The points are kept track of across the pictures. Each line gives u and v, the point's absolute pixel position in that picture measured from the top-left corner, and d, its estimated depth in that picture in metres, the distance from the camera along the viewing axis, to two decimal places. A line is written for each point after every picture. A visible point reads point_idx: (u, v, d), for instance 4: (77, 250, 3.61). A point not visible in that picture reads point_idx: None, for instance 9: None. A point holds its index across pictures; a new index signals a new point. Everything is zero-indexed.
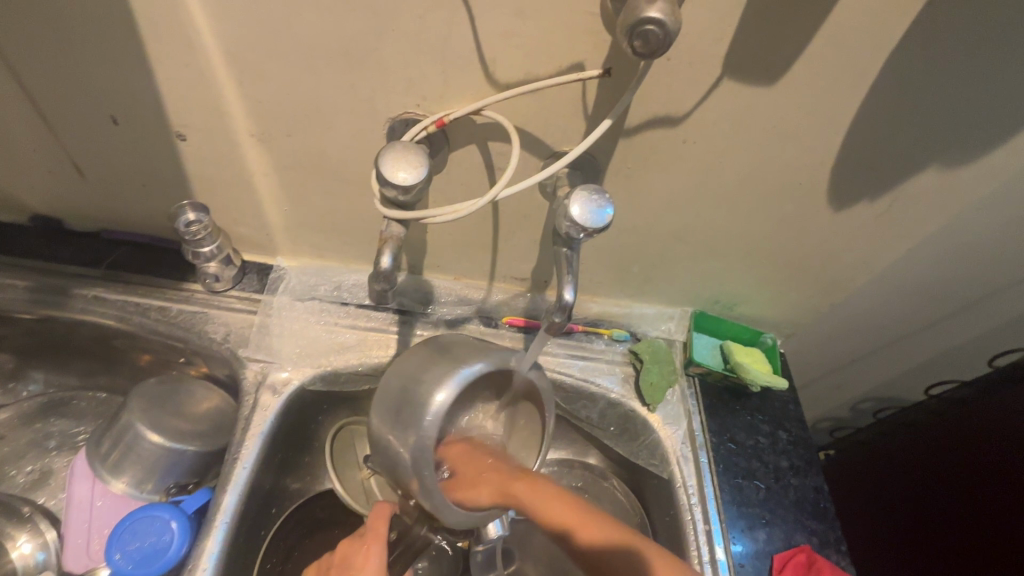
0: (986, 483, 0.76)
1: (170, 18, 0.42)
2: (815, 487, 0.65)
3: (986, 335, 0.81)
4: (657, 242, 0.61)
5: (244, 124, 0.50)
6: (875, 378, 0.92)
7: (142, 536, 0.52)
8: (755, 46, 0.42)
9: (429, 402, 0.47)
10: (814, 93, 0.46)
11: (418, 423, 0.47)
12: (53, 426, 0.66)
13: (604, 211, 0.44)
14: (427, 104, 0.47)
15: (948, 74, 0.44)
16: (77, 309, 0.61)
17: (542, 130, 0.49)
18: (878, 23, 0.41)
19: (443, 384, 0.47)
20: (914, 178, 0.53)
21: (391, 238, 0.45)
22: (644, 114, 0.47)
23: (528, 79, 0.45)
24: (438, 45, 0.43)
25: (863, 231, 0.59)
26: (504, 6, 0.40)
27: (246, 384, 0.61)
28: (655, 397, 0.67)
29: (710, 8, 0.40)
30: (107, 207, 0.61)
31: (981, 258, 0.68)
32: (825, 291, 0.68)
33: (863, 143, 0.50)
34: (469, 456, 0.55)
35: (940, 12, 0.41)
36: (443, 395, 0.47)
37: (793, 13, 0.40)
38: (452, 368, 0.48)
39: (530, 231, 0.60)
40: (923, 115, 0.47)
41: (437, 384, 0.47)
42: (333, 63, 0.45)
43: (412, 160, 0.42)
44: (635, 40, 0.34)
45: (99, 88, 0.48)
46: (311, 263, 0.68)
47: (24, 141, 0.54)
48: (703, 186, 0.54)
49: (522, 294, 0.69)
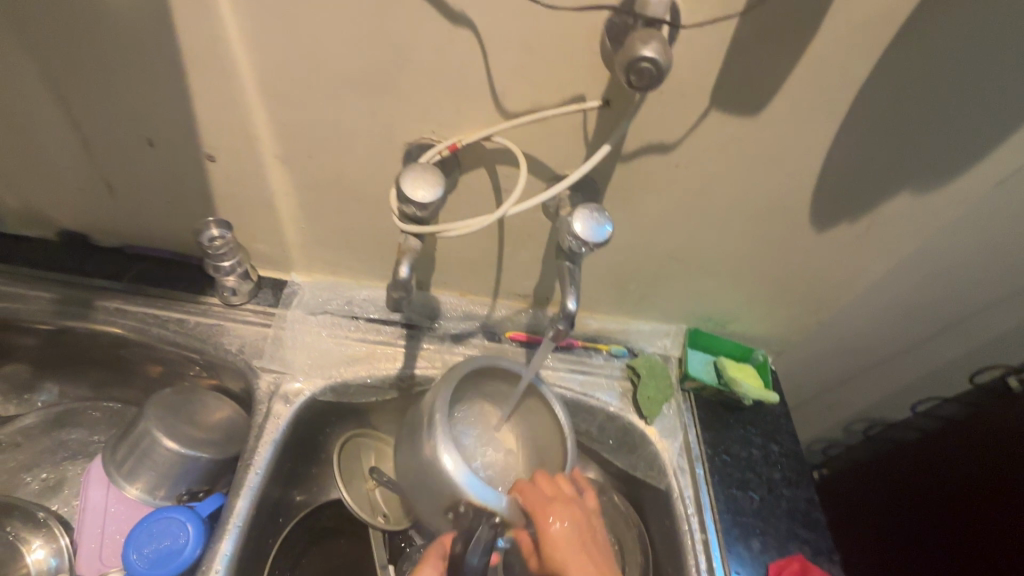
0: (975, 498, 0.78)
1: (211, 51, 0.47)
2: (808, 499, 0.68)
3: (969, 354, 0.84)
4: (653, 260, 0.65)
5: (270, 147, 0.54)
6: (866, 397, 0.95)
7: (159, 537, 0.54)
8: (738, 82, 0.47)
9: (446, 469, 0.54)
10: (792, 124, 0.50)
11: (455, 485, 0.54)
12: (67, 436, 0.68)
13: (604, 228, 0.48)
14: (441, 130, 0.52)
15: (911, 108, 0.50)
16: (100, 320, 0.63)
17: (546, 155, 0.53)
18: (845, 63, 0.46)
19: (440, 451, 0.54)
20: (890, 201, 0.58)
21: (409, 251, 0.49)
22: (639, 141, 0.52)
23: (533, 109, 0.49)
24: (454, 78, 0.47)
25: (845, 251, 0.63)
26: (514, 44, 0.45)
27: (259, 393, 0.63)
28: (652, 409, 0.70)
29: (697, 49, 0.45)
30: (132, 223, 0.65)
31: (959, 279, 0.72)
32: (812, 310, 0.72)
33: (839, 169, 0.54)
34: (561, 492, 0.58)
35: (899, 54, 0.46)
36: (448, 456, 0.54)
37: (770, 53, 0.45)
38: (431, 434, 0.55)
39: (532, 249, 0.63)
40: (891, 143, 0.52)
41: (438, 449, 0.55)
42: (357, 93, 0.49)
43: (429, 179, 0.45)
44: (631, 74, 0.38)
45: (138, 113, 0.52)
46: (324, 279, 0.71)
47: (62, 160, 0.58)
48: (694, 208, 0.58)
49: (524, 310, 0.72)
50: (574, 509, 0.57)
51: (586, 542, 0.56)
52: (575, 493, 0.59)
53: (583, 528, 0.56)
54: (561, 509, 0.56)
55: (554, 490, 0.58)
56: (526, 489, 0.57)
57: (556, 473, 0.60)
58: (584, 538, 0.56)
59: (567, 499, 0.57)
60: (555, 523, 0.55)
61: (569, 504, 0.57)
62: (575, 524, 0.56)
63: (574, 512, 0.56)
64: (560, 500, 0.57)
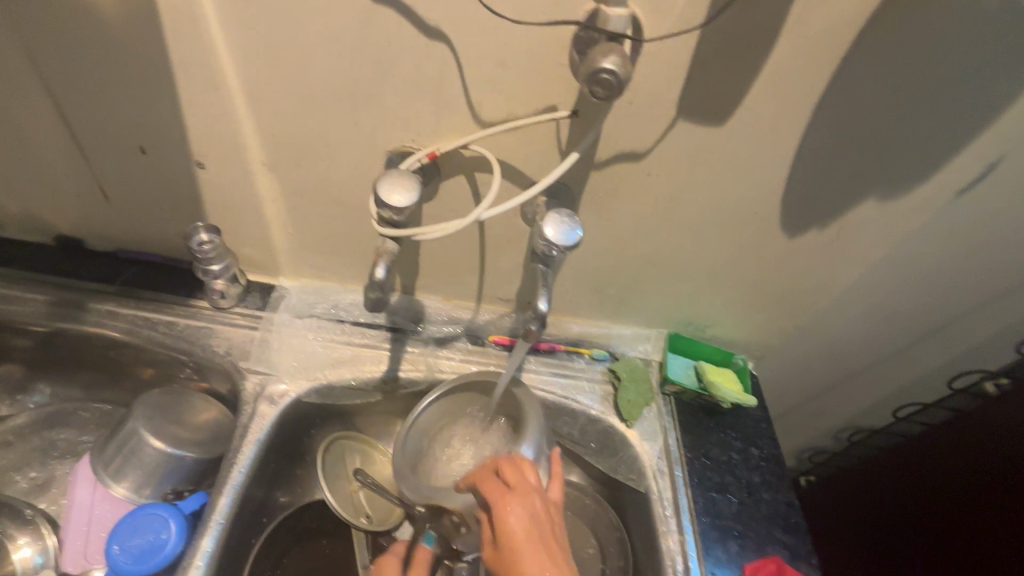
0: (956, 506, 0.79)
1: (200, 64, 0.49)
2: (787, 502, 0.68)
3: (950, 361, 0.85)
4: (631, 266, 0.67)
5: (257, 154, 0.56)
6: (850, 404, 0.96)
7: (141, 533, 0.55)
8: (703, 93, 0.49)
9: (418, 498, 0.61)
10: (757, 134, 0.53)
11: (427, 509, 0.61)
12: (58, 436, 0.69)
13: (575, 232, 0.49)
14: (421, 138, 0.54)
15: (872, 119, 0.52)
16: (91, 322, 0.65)
17: (522, 163, 0.55)
18: (804, 78, 0.48)
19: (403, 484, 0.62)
20: (857, 208, 0.59)
21: (386, 253, 0.51)
22: (612, 149, 0.54)
23: (508, 118, 0.51)
24: (432, 90, 0.49)
25: (817, 256, 0.65)
26: (487, 57, 0.47)
27: (245, 394, 0.65)
28: (632, 412, 0.71)
29: (663, 61, 0.47)
30: (125, 229, 0.67)
31: (932, 284, 0.73)
32: (788, 315, 0.74)
33: (805, 176, 0.56)
34: (523, 483, 0.54)
35: (855, 67, 0.48)
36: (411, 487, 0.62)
37: (734, 67, 0.47)
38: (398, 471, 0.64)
39: (513, 254, 0.65)
40: (854, 152, 0.54)
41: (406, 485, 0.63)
42: (340, 103, 0.51)
43: (406, 184, 0.47)
44: (594, 86, 0.41)
45: (131, 121, 0.55)
46: (311, 283, 0.72)
47: (58, 166, 0.60)
48: (668, 214, 0.60)
49: (507, 315, 0.74)
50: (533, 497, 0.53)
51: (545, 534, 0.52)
52: (539, 484, 0.55)
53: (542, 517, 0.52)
54: (514, 496, 0.53)
55: (512, 475, 0.55)
56: (484, 476, 0.55)
57: (520, 459, 0.56)
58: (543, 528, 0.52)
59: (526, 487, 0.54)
60: (500, 513, 0.52)
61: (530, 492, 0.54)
62: (523, 520, 0.51)
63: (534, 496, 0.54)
64: (518, 488, 0.53)
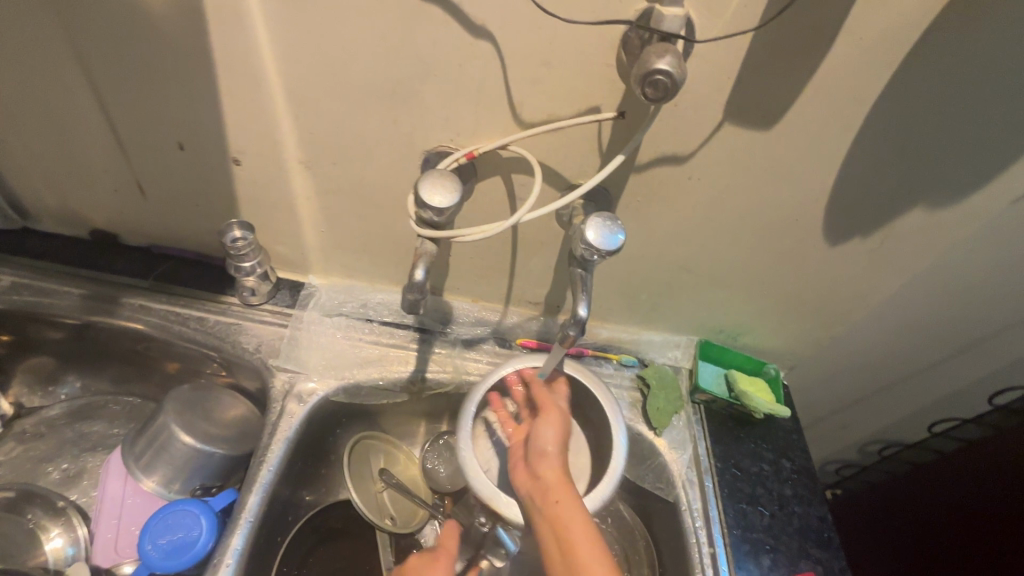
0: (995, 526, 0.77)
1: (242, 59, 0.49)
2: (819, 516, 0.67)
3: (989, 376, 0.82)
4: (665, 270, 0.66)
5: (294, 153, 0.56)
6: (882, 417, 0.94)
7: (174, 529, 0.55)
8: (752, 96, 0.48)
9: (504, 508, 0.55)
10: (804, 140, 0.51)
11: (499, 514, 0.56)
12: (89, 428, 0.70)
13: (616, 236, 0.48)
14: (459, 139, 0.53)
15: (926, 125, 0.50)
16: (124, 315, 0.66)
17: (561, 165, 0.54)
18: (854, 85, 0.47)
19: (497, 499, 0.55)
20: (903, 217, 0.58)
21: (425, 254, 0.51)
22: (654, 152, 0.52)
23: (550, 120, 0.50)
24: (474, 87, 0.49)
25: (859, 265, 0.63)
26: (533, 57, 0.46)
27: (274, 392, 0.65)
28: (662, 421, 0.70)
29: (713, 62, 0.46)
30: (160, 224, 0.67)
31: (976, 295, 0.71)
32: (823, 325, 0.72)
33: (852, 183, 0.55)
34: (546, 436, 0.56)
35: (913, 71, 0.46)
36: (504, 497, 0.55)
37: (785, 70, 0.46)
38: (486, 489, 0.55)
39: (546, 256, 0.64)
40: (904, 159, 0.53)
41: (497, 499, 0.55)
42: (380, 102, 0.51)
43: (447, 185, 0.47)
44: (646, 87, 0.40)
45: (171, 117, 0.55)
46: (340, 281, 0.72)
47: (97, 160, 0.61)
48: (707, 219, 0.59)
49: (536, 318, 0.73)
50: (549, 491, 0.52)
51: (564, 528, 0.50)
52: (553, 437, 0.56)
53: (554, 514, 0.51)
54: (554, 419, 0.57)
55: (558, 434, 0.56)
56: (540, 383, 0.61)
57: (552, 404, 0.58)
58: (560, 528, 0.50)
59: (547, 468, 0.54)
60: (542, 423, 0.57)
61: (540, 489, 0.53)
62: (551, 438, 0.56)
63: (541, 495, 0.52)
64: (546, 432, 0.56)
